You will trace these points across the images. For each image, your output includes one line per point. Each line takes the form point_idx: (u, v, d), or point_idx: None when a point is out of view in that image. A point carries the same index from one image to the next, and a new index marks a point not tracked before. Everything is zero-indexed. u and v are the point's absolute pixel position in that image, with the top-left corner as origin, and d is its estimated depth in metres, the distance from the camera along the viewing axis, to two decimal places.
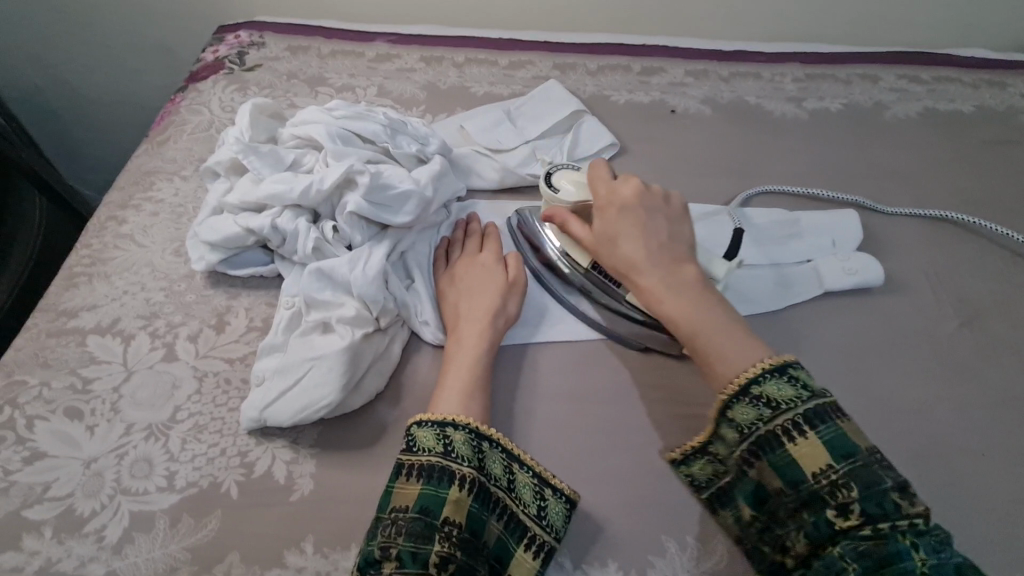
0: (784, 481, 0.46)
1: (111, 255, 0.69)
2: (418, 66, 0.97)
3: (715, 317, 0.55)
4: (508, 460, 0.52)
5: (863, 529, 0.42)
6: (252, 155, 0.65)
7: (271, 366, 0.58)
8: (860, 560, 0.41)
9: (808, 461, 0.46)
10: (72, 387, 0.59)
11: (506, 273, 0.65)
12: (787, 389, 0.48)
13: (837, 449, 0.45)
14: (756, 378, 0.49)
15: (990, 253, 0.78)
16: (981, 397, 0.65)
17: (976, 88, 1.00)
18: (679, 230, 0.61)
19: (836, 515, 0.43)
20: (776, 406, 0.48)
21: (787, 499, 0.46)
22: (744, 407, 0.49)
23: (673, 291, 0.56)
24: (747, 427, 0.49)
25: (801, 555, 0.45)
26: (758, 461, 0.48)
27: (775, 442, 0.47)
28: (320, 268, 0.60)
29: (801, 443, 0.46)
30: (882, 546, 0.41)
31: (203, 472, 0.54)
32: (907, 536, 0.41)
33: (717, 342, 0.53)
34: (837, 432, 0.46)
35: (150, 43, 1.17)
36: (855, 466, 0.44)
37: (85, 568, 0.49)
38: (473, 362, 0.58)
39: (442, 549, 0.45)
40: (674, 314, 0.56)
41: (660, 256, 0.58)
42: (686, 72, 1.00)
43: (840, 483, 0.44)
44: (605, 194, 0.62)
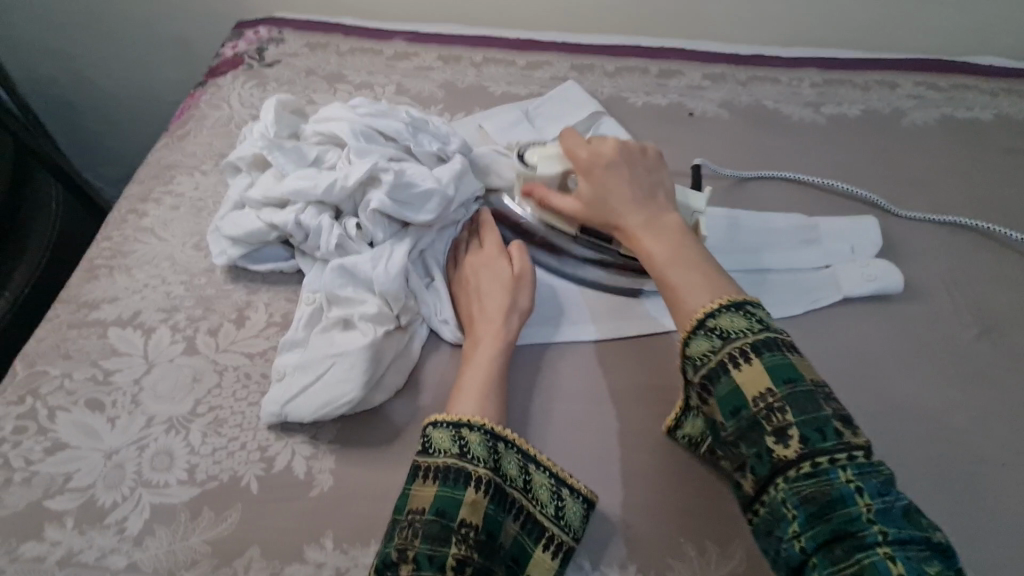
0: (727, 411, 0.46)
1: (132, 248, 0.70)
2: (436, 64, 0.97)
3: (690, 253, 0.54)
4: (524, 460, 0.51)
5: (804, 466, 0.42)
6: (277, 151, 0.65)
7: (292, 362, 0.58)
8: (802, 505, 0.41)
9: (750, 386, 0.45)
10: (93, 379, 0.59)
11: (512, 267, 0.65)
12: (739, 320, 0.48)
13: (778, 376, 0.45)
14: (712, 311, 0.49)
15: (1009, 262, 0.78)
16: (1001, 406, 0.65)
17: (995, 97, 0.99)
18: (658, 178, 0.62)
19: (776, 443, 0.44)
20: (727, 336, 0.47)
21: (730, 431, 0.46)
22: (699, 339, 0.48)
23: (652, 233, 0.56)
24: (700, 359, 0.48)
25: (749, 496, 0.46)
26: (710, 395, 0.48)
27: (721, 370, 0.47)
28: (342, 264, 0.60)
29: (745, 369, 0.46)
30: (826, 490, 0.41)
31: (224, 465, 0.54)
32: (848, 474, 0.41)
33: (692, 273, 0.52)
34: (781, 361, 0.46)
35: (168, 37, 1.17)
36: (796, 392, 0.44)
37: (106, 559, 0.49)
38: (490, 361, 0.58)
39: (459, 551, 0.46)
40: (652, 249, 0.56)
41: (642, 203, 0.59)
42: (704, 76, 1.00)
43: (776, 407, 0.44)
44: (586, 156, 0.63)
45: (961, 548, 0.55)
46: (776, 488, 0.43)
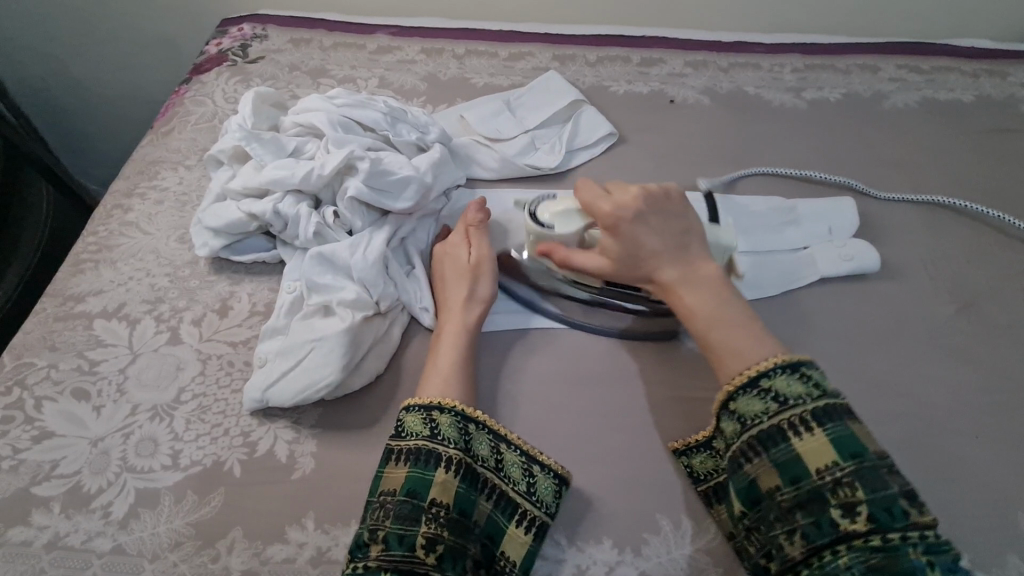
0: (785, 478, 0.45)
1: (118, 242, 0.71)
2: (419, 57, 0.98)
3: (731, 309, 0.53)
4: (494, 440, 0.53)
5: (872, 539, 0.41)
6: (255, 142, 0.66)
7: (274, 348, 0.59)
8: (867, 573, 0.40)
9: (813, 458, 0.45)
10: (79, 369, 0.60)
11: (470, 257, 0.65)
12: (797, 385, 0.47)
13: (843, 449, 0.44)
14: (765, 370, 0.48)
15: (988, 240, 0.79)
16: (978, 381, 0.66)
17: (976, 78, 0.99)
18: (687, 222, 0.60)
19: (841, 516, 0.42)
20: (786, 401, 0.47)
21: (784, 497, 0.45)
22: (752, 399, 0.48)
23: (691, 284, 0.55)
24: (752, 419, 0.48)
25: (790, 559, 0.44)
26: (762, 458, 0.47)
27: (779, 436, 0.46)
28: (321, 252, 0.61)
29: (806, 439, 0.45)
30: (894, 562, 0.40)
31: (207, 450, 0.55)
32: (919, 551, 0.40)
33: (734, 333, 0.52)
34: (846, 432, 0.45)
35: (154, 37, 1.18)
36: (863, 466, 0.44)
37: (92, 543, 0.51)
38: (447, 349, 0.58)
39: (429, 530, 0.46)
40: (694, 310, 0.54)
41: (676, 252, 0.57)
42: (685, 63, 1.00)
43: (844, 481, 0.43)
44: (608, 209, 0.60)
45: (934, 519, 0.56)
46: (835, 553, 0.42)
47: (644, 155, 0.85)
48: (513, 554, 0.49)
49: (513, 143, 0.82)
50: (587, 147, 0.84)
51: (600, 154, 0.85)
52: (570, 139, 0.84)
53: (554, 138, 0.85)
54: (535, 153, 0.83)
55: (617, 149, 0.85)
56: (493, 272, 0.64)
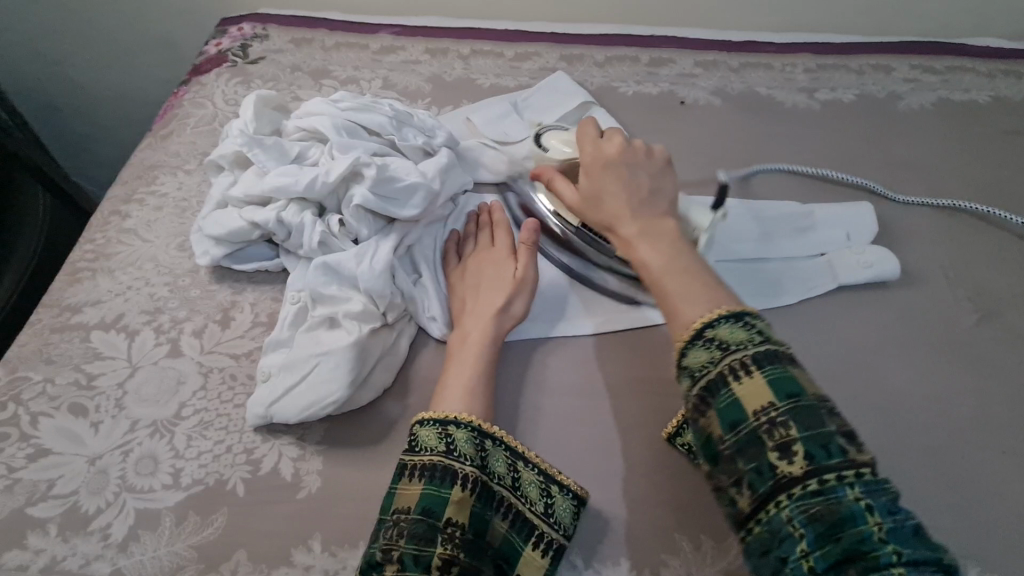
0: (724, 426, 0.41)
1: (115, 250, 0.68)
2: (423, 58, 0.95)
3: (689, 265, 0.51)
4: (512, 457, 0.51)
5: (810, 483, 0.38)
6: (257, 147, 0.64)
7: (277, 362, 0.57)
8: (810, 525, 0.36)
9: (751, 400, 0.41)
10: (76, 383, 0.58)
11: (513, 270, 0.63)
12: (740, 332, 0.44)
13: (780, 389, 0.41)
14: (708, 321, 0.45)
15: (1008, 245, 0.77)
16: (1002, 392, 0.64)
17: (992, 78, 0.97)
18: (661, 183, 0.58)
19: (779, 458, 0.39)
20: (728, 347, 0.43)
21: (725, 447, 0.41)
22: (696, 349, 0.45)
23: (651, 238, 0.53)
24: (697, 370, 0.44)
25: (743, 514, 0.40)
26: (706, 409, 0.43)
27: (720, 383, 0.42)
28: (326, 262, 0.59)
29: (745, 382, 0.42)
30: (834, 509, 0.36)
31: (209, 469, 0.53)
32: (857, 493, 0.37)
33: (686, 285, 0.49)
34: (782, 374, 0.42)
35: (151, 36, 1.16)
36: (800, 406, 0.40)
37: (90, 567, 0.49)
38: (475, 361, 0.56)
39: (445, 551, 0.44)
40: (649, 259, 0.52)
41: (644, 208, 0.55)
42: (695, 63, 0.98)
43: (780, 422, 0.40)
44: (591, 155, 0.60)
45: (960, 537, 0.55)
46: (777, 505, 0.38)
47: None
48: None
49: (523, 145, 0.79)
50: None
51: None
52: None
53: None
54: None
55: None
56: (533, 291, 0.62)
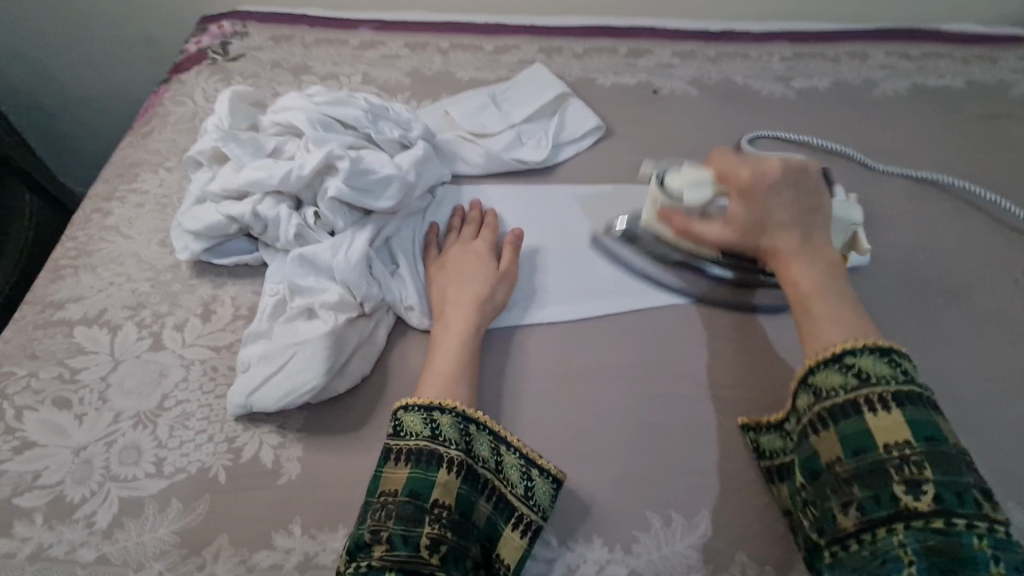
0: (850, 450, 0.46)
1: (98, 247, 0.69)
2: (402, 52, 0.96)
3: (837, 288, 0.53)
4: (495, 441, 0.52)
5: (934, 521, 0.42)
6: (233, 142, 0.65)
7: (256, 352, 0.58)
8: (920, 553, 0.41)
9: (884, 434, 0.45)
10: (60, 377, 0.59)
11: (497, 264, 0.66)
12: (884, 367, 0.47)
13: (919, 432, 0.45)
14: (854, 348, 0.48)
15: (977, 227, 0.78)
16: (968, 369, 0.66)
17: (966, 63, 0.99)
18: (818, 203, 0.58)
19: (905, 493, 0.43)
20: (868, 378, 0.47)
21: (846, 469, 0.46)
22: (834, 372, 0.48)
23: (804, 257, 0.55)
24: (827, 392, 0.48)
25: (845, 531, 0.45)
26: (829, 429, 0.47)
27: (852, 410, 0.47)
28: (302, 254, 0.60)
29: (882, 416, 0.46)
30: (954, 547, 0.41)
31: (191, 458, 0.55)
32: (982, 541, 0.41)
33: (834, 308, 0.52)
34: (923, 417, 0.45)
35: (134, 35, 1.16)
36: (935, 450, 0.44)
37: (76, 553, 0.50)
38: (458, 351, 0.58)
39: (431, 531, 0.46)
40: (802, 283, 0.54)
41: (800, 227, 0.57)
42: (673, 54, 0.99)
43: (913, 461, 0.44)
44: (748, 176, 0.58)
45: None
46: (890, 530, 0.43)
47: (632, 148, 0.84)
48: (508, 558, 0.49)
49: (499, 137, 0.81)
50: (574, 142, 0.82)
51: (588, 147, 0.83)
52: (557, 133, 0.83)
53: (541, 132, 0.83)
54: (521, 147, 0.81)
55: (604, 143, 0.84)
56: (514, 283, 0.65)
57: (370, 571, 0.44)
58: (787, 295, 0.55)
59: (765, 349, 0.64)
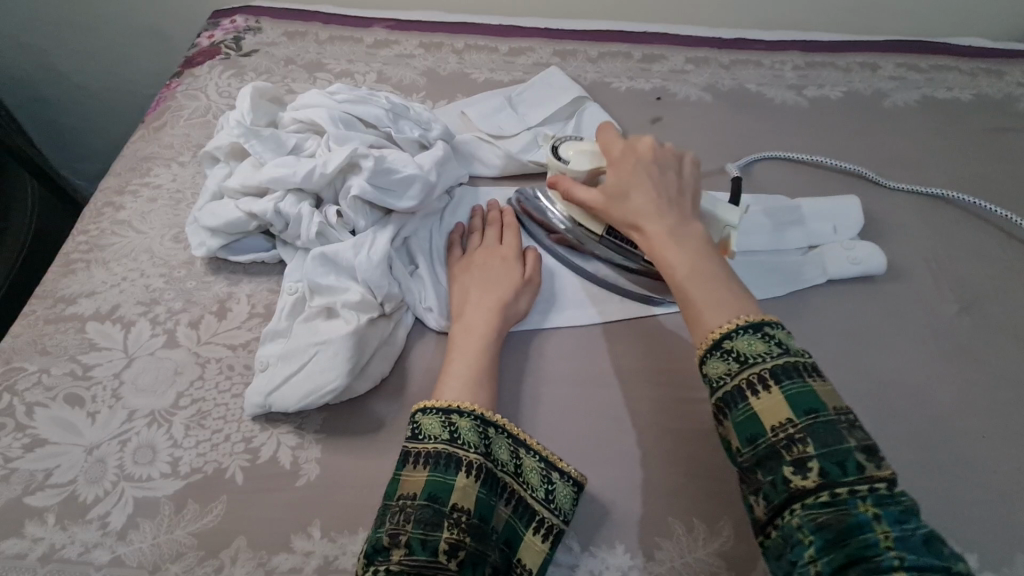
0: (742, 438, 0.44)
1: (110, 242, 0.68)
2: (417, 52, 0.96)
3: (711, 260, 0.53)
4: (514, 445, 0.52)
5: (821, 495, 0.40)
6: (254, 139, 0.64)
7: (276, 352, 0.58)
8: (818, 533, 0.39)
9: (769, 415, 0.44)
10: (72, 374, 0.58)
11: (523, 269, 0.65)
12: (758, 344, 0.47)
13: (799, 405, 0.43)
14: (728, 332, 0.48)
15: (989, 239, 0.79)
16: (983, 379, 0.66)
17: (974, 76, 1.00)
18: (686, 185, 0.60)
19: (793, 473, 0.42)
20: (747, 360, 0.46)
21: (744, 458, 0.44)
22: (715, 360, 0.47)
23: (676, 238, 0.54)
24: (716, 381, 0.47)
25: (759, 522, 0.43)
26: (724, 419, 0.46)
27: (738, 396, 0.45)
28: (324, 253, 0.60)
29: (763, 396, 0.44)
30: (843, 519, 0.39)
31: (207, 458, 0.54)
32: (867, 504, 0.39)
33: (711, 286, 0.51)
34: (802, 388, 0.44)
35: (142, 29, 1.15)
36: (816, 420, 0.43)
37: (89, 554, 0.49)
38: (479, 353, 0.57)
39: (451, 536, 0.45)
40: (673, 258, 0.53)
41: (670, 202, 0.57)
42: (687, 60, 1.00)
43: (797, 437, 0.42)
44: (620, 152, 0.62)
45: (946, 521, 0.56)
46: (790, 513, 0.41)
47: None
48: (530, 560, 0.49)
49: (516, 140, 0.80)
50: None
51: None
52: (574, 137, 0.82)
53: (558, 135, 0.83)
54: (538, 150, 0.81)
55: None
56: (536, 291, 0.65)
57: None
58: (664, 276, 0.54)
59: None
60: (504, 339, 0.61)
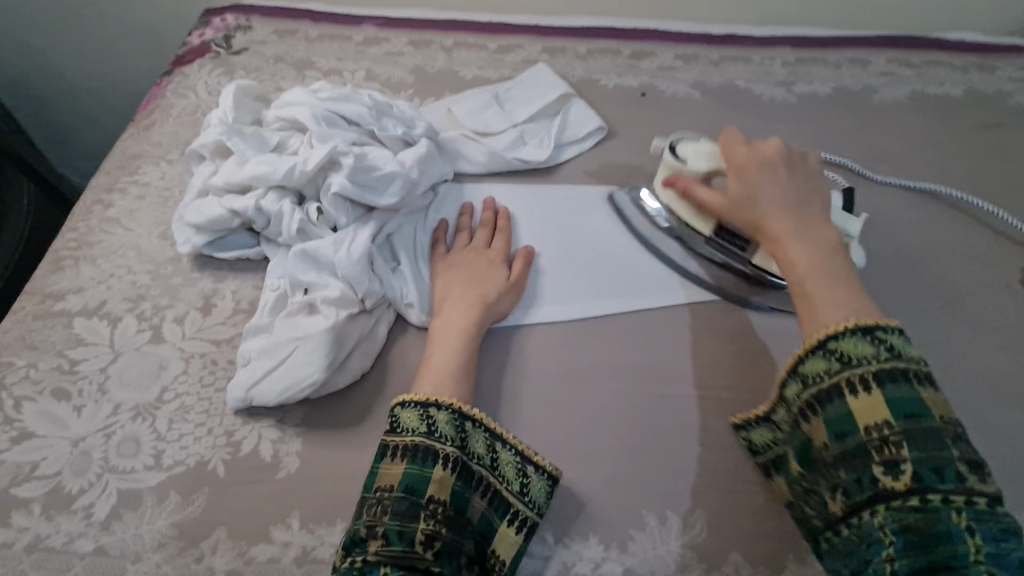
0: (834, 433, 0.47)
1: (98, 239, 0.69)
2: (406, 49, 0.96)
3: (833, 266, 0.54)
4: (491, 438, 0.52)
5: (911, 499, 0.42)
6: (237, 137, 0.65)
7: (257, 346, 0.59)
8: (901, 534, 0.41)
9: (866, 416, 0.46)
10: (59, 368, 0.59)
11: (509, 272, 0.66)
12: (867, 347, 0.47)
13: (900, 410, 0.45)
14: (835, 332, 0.49)
15: (974, 235, 0.79)
16: (964, 375, 0.66)
17: (965, 71, 1.00)
18: (814, 191, 0.61)
19: (883, 473, 0.44)
20: (850, 361, 0.47)
21: (831, 453, 0.47)
22: (817, 358, 0.49)
23: (802, 239, 0.56)
24: (813, 377, 0.49)
25: (833, 514, 0.47)
26: (815, 414, 0.49)
27: (835, 395, 0.47)
28: (305, 249, 0.61)
29: (861, 398, 0.46)
30: (931, 525, 0.41)
31: (190, 450, 0.55)
32: (961, 516, 0.41)
33: (828, 286, 0.53)
34: (907, 394, 0.45)
35: (137, 27, 1.16)
36: (917, 427, 0.44)
37: (73, 544, 0.50)
38: (459, 346, 0.58)
39: (427, 527, 0.46)
40: (797, 259, 0.55)
41: (795, 207, 0.59)
42: (675, 56, 1.00)
43: (892, 441, 0.44)
44: (745, 155, 0.63)
45: None
46: (872, 512, 0.43)
47: (633, 149, 0.84)
48: (504, 552, 0.49)
49: (501, 137, 0.81)
50: (575, 143, 0.82)
51: (590, 148, 0.84)
52: (559, 134, 0.83)
53: (544, 132, 0.83)
54: (523, 146, 0.81)
55: (607, 144, 0.84)
56: (519, 292, 0.65)
57: (366, 566, 0.44)
58: (786, 275, 0.56)
59: (763, 350, 0.64)
60: (484, 336, 0.62)
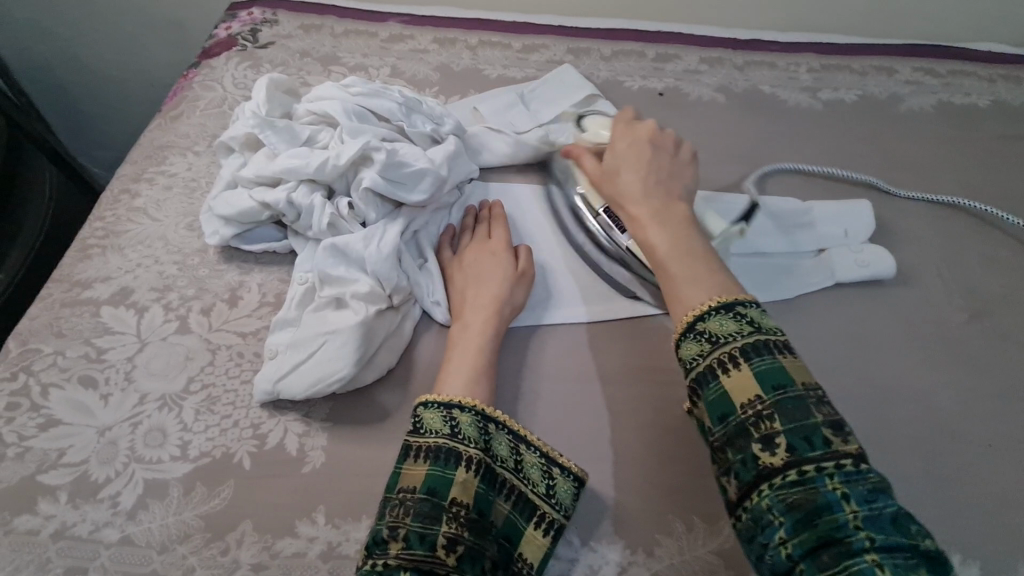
0: (715, 415, 0.45)
1: (126, 228, 0.69)
2: (431, 47, 0.96)
3: (693, 244, 0.55)
4: (514, 440, 0.52)
5: (790, 474, 0.41)
6: (269, 130, 0.65)
7: (285, 340, 0.59)
8: (788, 513, 0.40)
9: (738, 393, 0.45)
10: (86, 357, 0.59)
11: (516, 264, 0.65)
12: (730, 324, 0.47)
13: (767, 382, 0.44)
14: (699, 314, 0.49)
15: (1001, 247, 0.78)
16: (992, 388, 0.66)
17: (991, 82, 0.99)
18: (680, 173, 0.62)
19: (762, 450, 0.42)
20: (717, 339, 0.47)
21: (716, 437, 0.45)
22: (688, 342, 0.48)
23: (661, 220, 0.57)
24: (689, 361, 0.48)
25: (731, 502, 0.44)
26: (699, 399, 0.47)
27: (710, 376, 0.46)
28: (335, 244, 0.60)
29: (732, 375, 0.45)
30: (813, 496, 0.40)
31: (215, 442, 0.55)
32: (835, 481, 0.40)
33: (689, 265, 0.53)
34: (771, 365, 0.45)
35: (161, 19, 1.16)
36: (784, 397, 0.43)
37: (99, 533, 0.50)
38: (474, 347, 0.58)
39: (450, 530, 0.45)
40: (657, 240, 0.56)
41: (659, 190, 0.60)
42: (700, 60, 0.99)
43: (764, 415, 0.43)
44: (620, 131, 0.66)
45: (948, 531, 0.56)
46: (760, 493, 0.41)
47: None
48: (530, 555, 0.49)
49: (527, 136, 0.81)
50: None
51: None
52: None
53: None
54: None
55: None
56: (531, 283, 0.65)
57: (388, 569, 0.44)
58: (646, 255, 0.57)
59: None
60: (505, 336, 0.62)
